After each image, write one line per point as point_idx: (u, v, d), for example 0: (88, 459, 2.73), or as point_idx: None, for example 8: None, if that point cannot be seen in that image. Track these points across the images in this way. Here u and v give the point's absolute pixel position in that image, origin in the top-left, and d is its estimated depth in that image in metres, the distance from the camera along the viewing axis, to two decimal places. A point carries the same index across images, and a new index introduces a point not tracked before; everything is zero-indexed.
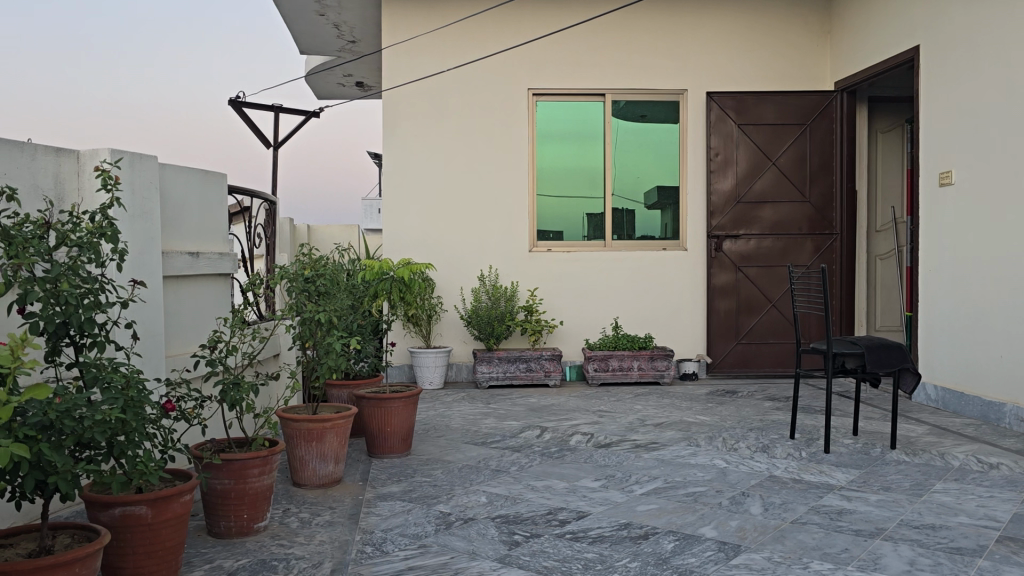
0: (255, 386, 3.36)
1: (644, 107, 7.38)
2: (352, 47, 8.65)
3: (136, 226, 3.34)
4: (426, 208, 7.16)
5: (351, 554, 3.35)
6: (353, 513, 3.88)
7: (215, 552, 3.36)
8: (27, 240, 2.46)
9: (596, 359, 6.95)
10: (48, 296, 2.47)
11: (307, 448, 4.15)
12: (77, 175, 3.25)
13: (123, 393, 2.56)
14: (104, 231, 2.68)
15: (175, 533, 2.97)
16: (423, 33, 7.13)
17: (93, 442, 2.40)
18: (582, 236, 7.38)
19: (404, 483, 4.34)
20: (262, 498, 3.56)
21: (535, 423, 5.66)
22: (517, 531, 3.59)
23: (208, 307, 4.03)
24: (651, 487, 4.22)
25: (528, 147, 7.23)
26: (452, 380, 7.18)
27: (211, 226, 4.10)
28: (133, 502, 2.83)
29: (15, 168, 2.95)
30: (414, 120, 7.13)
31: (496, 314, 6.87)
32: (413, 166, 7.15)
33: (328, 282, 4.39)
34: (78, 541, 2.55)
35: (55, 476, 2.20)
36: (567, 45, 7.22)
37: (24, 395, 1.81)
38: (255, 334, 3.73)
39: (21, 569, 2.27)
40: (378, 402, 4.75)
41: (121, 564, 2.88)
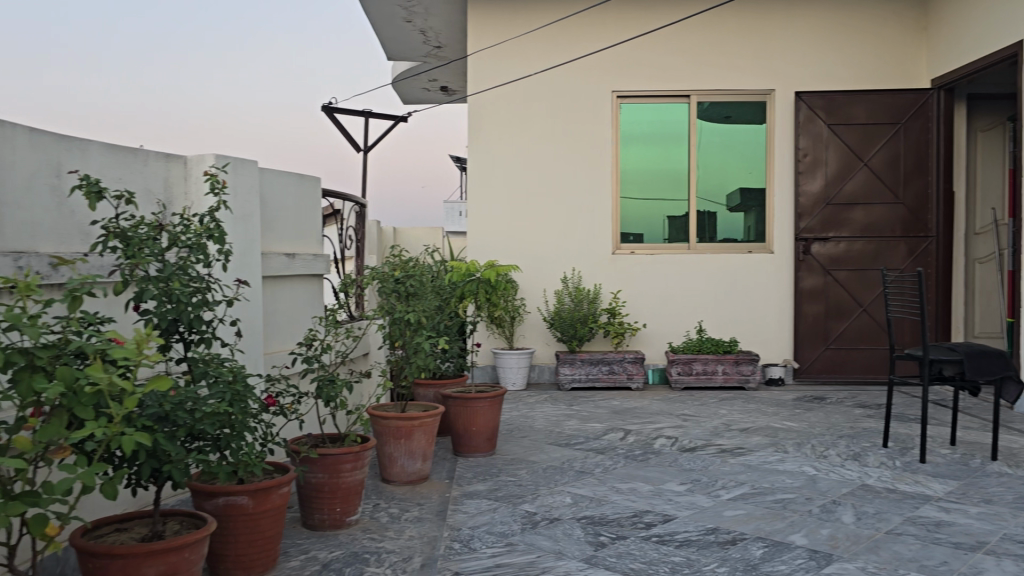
0: (349, 383, 3.46)
1: (729, 108, 7.28)
2: (438, 53, 8.79)
3: (239, 228, 3.48)
4: (510, 211, 7.24)
5: (439, 550, 3.41)
6: (441, 510, 3.96)
7: (309, 543, 3.48)
8: (143, 240, 2.60)
9: (679, 362, 6.89)
10: (162, 294, 2.61)
11: (396, 445, 4.24)
12: (184, 180, 3.41)
13: (230, 386, 2.67)
14: (212, 232, 2.81)
15: (273, 523, 3.08)
16: (506, 39, 7.20)
17: (204, 434, 2.52)
18: (664, 238, 7.33)
19: (489, 482, 4.39)
20: (354, 492, 3.66)
21: (619, 425, 5.64)
22: (603, 532, 3.59)
23: (304, 305, 4.17)
24: (738, 492, 4.16)
25: (611, 148, 7.21)
26: (535, 381, 7.23)
27: (306, 229, 4.23)
28: (236, 493, 2.96)
29: (129, 174, 3.12)
30: (498, 124, 7.21)
31: (579, 316, 6.88)
32: (497, 170, 7.23)
33: (416, 283, 4.47)
34: (187, 528, 2.68)
35: (169, 465, 2.33)
36: (653, 45, 7.18)
37: (148, 387, 1.95)
38: (349, 333, 3.83)
39: (136, 553, 2.38)
40: (465, 402, 4.81)
41: (224, 551, 3.01)
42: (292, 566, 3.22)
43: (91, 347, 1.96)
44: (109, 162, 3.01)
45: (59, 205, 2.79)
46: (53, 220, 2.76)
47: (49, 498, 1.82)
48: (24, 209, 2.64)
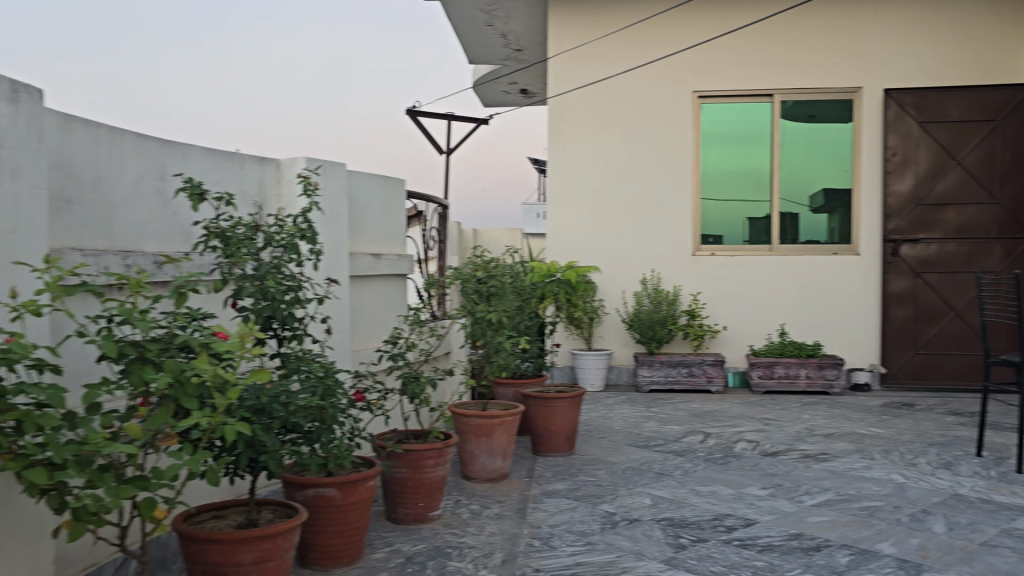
0: (432, 381, 3.54)
1: (813, 107, 7.13)
2: (518, 55, 8.86)
3: (329, 228, 3.60)
4: (589, 213, 7.25)
5: (519, 546, 3.46)
6: (521, 508, 4.01)
7: (393, 536, 3.57)
8: (241, 240, 2.73)
9: (761, 366, 6.77)
10: (258, 292, 2.73)
11: (477, 443, 4.31)
12: (277, 183, 3.54)
13: (321, 381, 2.75)
14: (304, 232, 2.91)
15: (359, 515, 3.17)
16: (585, 42, 7.22)
17: (297, 426, 2.62)
18: (744, 240, 7.21)
19: (569, 482, 4.42)
20: (437, 488, 3.73)
21: (699, 428, 5.59)
22: (683, 534, 3.57)
23: (389, 304, 4.28)
24: (823, 498, 4.08)
25: (692, 149, 7.15)
26: (613, 383, 7.21)
27: (391, 230, 4.34)
28: (324, 485, 3.06)
29: (227, 177, 3.26)
30: (577, 126, 7.24)
31: (658, 318, 6.83)
32: (575, 171, 7.25)
33: (498, 284, 4.54)
34: (279, 517, 2.79)
35: (265, 455, 2.43)
36: (736, 45, 7.07)
37: (250, 379, 2.04)
38: (432, 332, 3.90)
39: (233, 538, 2.49)
40: (544, 401, 4.85)
41: (313, 541, 3.12)
42: (377, 557, 3.32)
43: (196, 340, 2.05)
44: (209, 164, 3.16)
45: (164, 206, 2.94)
46: (157, 220, 2.91)
47: (158, 483, 1.91)
48: (133, 210, 2.80)
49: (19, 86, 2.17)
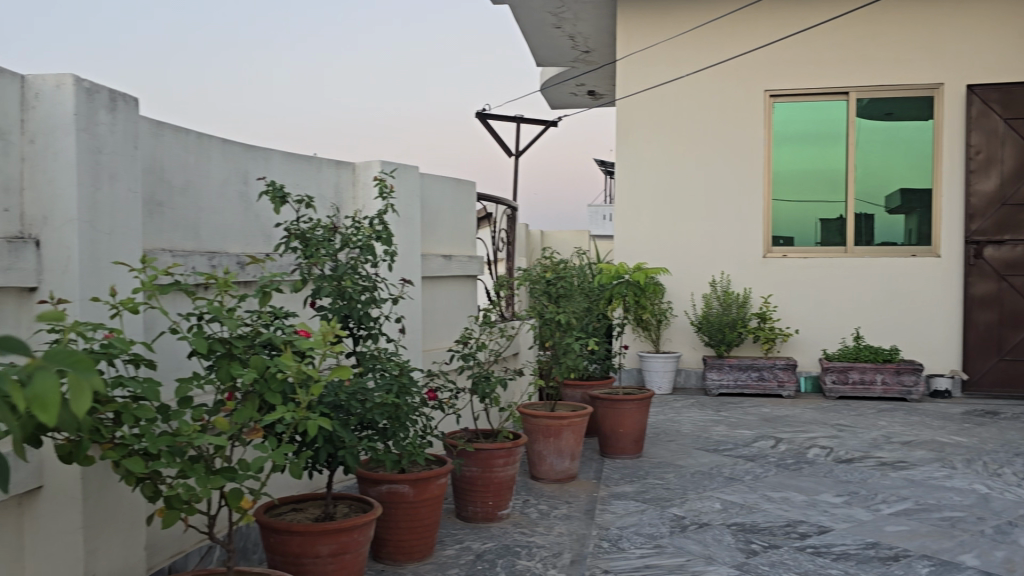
0: (503, 381, 3.57)
1: (890, 104, 6.93)
2: (586, 57, 8.86)
3: (403, 229, 3.68)
4: (657, 213, 7.21)
5: (588, 547, 3.46)
6: (589, 509, 4.02)
7: (463, 534, 3.62)
8: (320, 241, 2.81)
9: (834, 370, 6.62)
10: (335, 292, 2.81)
11: (545, 444, 4.34)
12: (353, 185, 3.62)
13: (396, 378, 2.81)
14: (380, 234, 2.98)
15: (430, 513, 3.22)
16: (655, 42, 7.18)
17: (373, 423, 2.68)
18: (815, 242, 7.08)
19: (637, 484, 4.40)
20: (506, 487, 3.77)
21: (770, 433, 5.50)
22: (754, 540, 3.53)
23: (459, 305, 4.34)
24: (901, 507, 3.97)
25: (764, 149, 7.03)
26: (681, 386, 7.14)
27: (461, 231, 4.39)
28: (397, 481, 3.13)
29: (306, 180, 3.36)
30: (645, 127, 7.21)
31: (727, 320, 6.77)
32: (644, 172, 7.23)
33: (567, 285, 4.55)
34: (354, 511, 2.86)
35: (343, 450, 2.50)
36: (811, 43, 6.93)
37: (332, 374, 2.10)
38: (503, 332, 3.93)
39: (310, 530, 2.57)
40: (612, 403, 4.86)
41: (386, 536, 3.19)
42: (447, 554, 3.37)
43: (279, 338, 2.13)
44: (289, 168, 3.27)
45: (247, 209, 3.05)
46: (241, 222, 3.02)
47: (244, 474, 1.99)
48: (219, 213, 2.91)
49: (117, 96, 2.29)
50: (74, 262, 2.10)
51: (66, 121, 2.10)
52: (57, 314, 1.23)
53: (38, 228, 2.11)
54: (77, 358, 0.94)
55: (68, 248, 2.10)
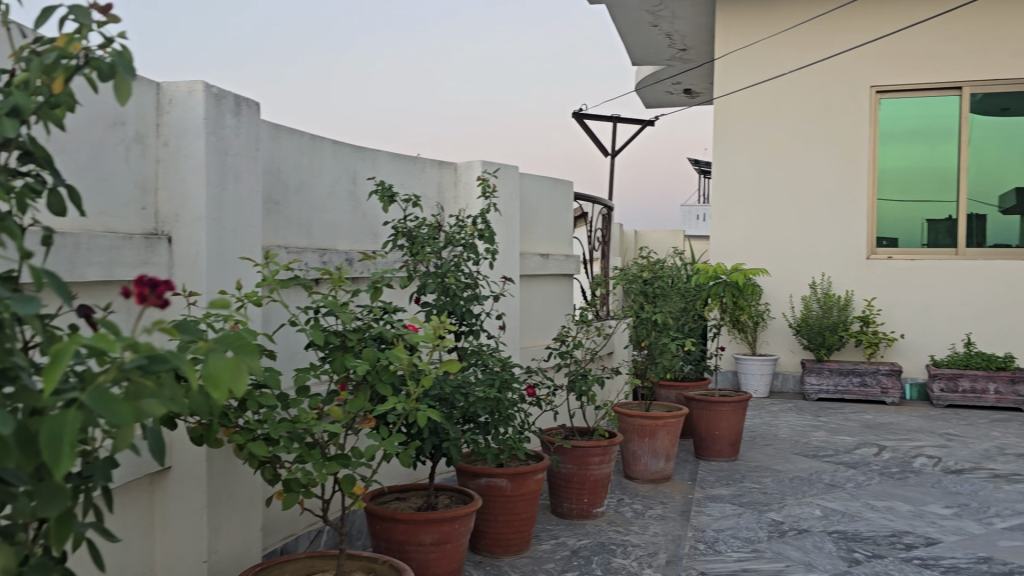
0: (600, 379, 3.59)
1: (1007, 99, 6.61)
2: (683, 55, 8.74)
3: (504, 227, 3.74)
4: (756, 213, 7.09)
5: (684, 548, 3.45)
6: (684, 510, 4.00)
7: (558, 530, 3.66)
8: (426, 239, 2.89)
9: (943, 378, 6.36)
10: (440, 288, 2.89)
11: (640, 443, 4.34)
12: (455, 185, 3.70)
13: (497, 373, 2.86)
14: (482, 232, 3.05)
15: (528, 507, 3.27)
16: (755, 41, 7.04)
17: (476, 415, 2.75)
18: (922, 243, 6.82)
19: (733, 487, 4.35)
20: (601, 485, 3.79)
21: (872, 440, 5.34)
22: (857, 549, 3.44)
23: (556, 303, 4.39)
24: (1015, 522, 3.79)
25: (870, 147, 6.80)
26: (778, 390, 7.00)
27: (559, 230, 4.44)
28: (495, 475, 3.18)
29: (411, 181, 3.47)
30: (744, 126, 7.10)
31: (828, 323, 6.59)
32: (741, 171, 7.12)
33: (664, 285, 4.53)
34: (455, 503, 2.93)
35: (448, 442, 2.58)
36: (921, 37, 6.67)
37: (441, 367, 2.15)
38: (600, 331, 3.94)
39: (413, 518, 2.65)
40: (708, 405, 4.84)
41: (485, 528, 3.26)
42: (543, 549, 3.42)
43: (390, 332, 2.20)
44: (394, 169, 3.36)
45: (356, 207, 3.17)
46: (350, 221, 3.14)
47: (357, 462, 2.07)
48: (329, 212, 3.03)
49: (242, 101, 2.42)
50: (203, 257, 2.25)
51: (196, 124, 2.25)
52: (226, 301, 1.29)
53: (170, 226, 2.25)
54: (244, 340, 1.02)
55: (198, 245, 2.25)
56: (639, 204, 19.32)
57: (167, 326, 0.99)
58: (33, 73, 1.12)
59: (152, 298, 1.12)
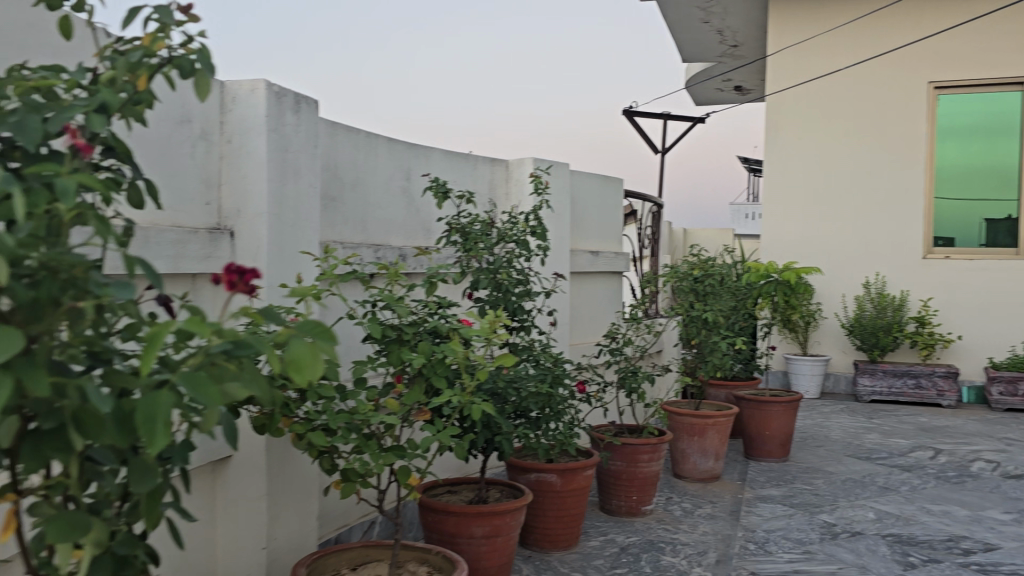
0: (650, 376, 3.59)
1: None
2: (734, 52, 8.64)
3: (555, 224, 3.76)
4: (809, 211, 6.98)
5: (734, 548, 3.42)
6: (734, 510, 3.97)
7: (607, 526, 3.66)
8: (479, 235, 2.92)
9: (1002, 381, 6.20)
10: (492, 284, 2.91)
11: (689, 442, 4.33)
12: (506, 181, 3.73)
13: (549, 369, 2.88)
14: (535, 229, 3.07)
15: (577, 503, 3.28)
16: (808, 37, 6.94)
17: (528, 410, 2.77)
18: (980, 242, 6.67)
19: (784, 488, 4.30)
20: (650, 483, 3.78)
21: (927, 443, 5.23)
22: (912, 553, 3.38)
23: (606, 301, 4.39)
24: None
25: (927, 145, 6.65)
26: (829, 391, 6.90)
27: (609, 228, 4.44)
28: (545, 470, 3.19)
29: (464, 178, 3.50)
30: (796, 124, 7.00)
31: (882, 324, 6.48)
32: (794, 170, 7.02)
33: (715, 283, 4.49)
34: (506, 497, 2.96)
35: (500, 436, 2.62)
36: (982, 32, 6.49)
37: (495, 361, 2.18)
38: (650, 328, 3.93)
39: (465, 511, 2.68)
40: (758, 405, 4.80)
41: (535, 523, 3.28)
42: (592, 545, 3.43)
43: (446, 326, 2.23)
44: (447, 165, 3.40)
45: (410, 204, 3.21)
46: (403, 218, 3.18)
47: (413, 453, 2.11)
48: (385, 207, 3.08)
49: (301, 99, 2.48)
50: (264, 250, 2.31)
51: (258, 121, 2.30)
52: None
53: (232, 221, 2.31)
54: (323, 328, 1.05)
55: (259, 239, 2.31)
56: (688, 203, 19.16)
57: (252, 313, 1.09)
58: (119, 72, 1.16)
59: (240, 285, 1.17)
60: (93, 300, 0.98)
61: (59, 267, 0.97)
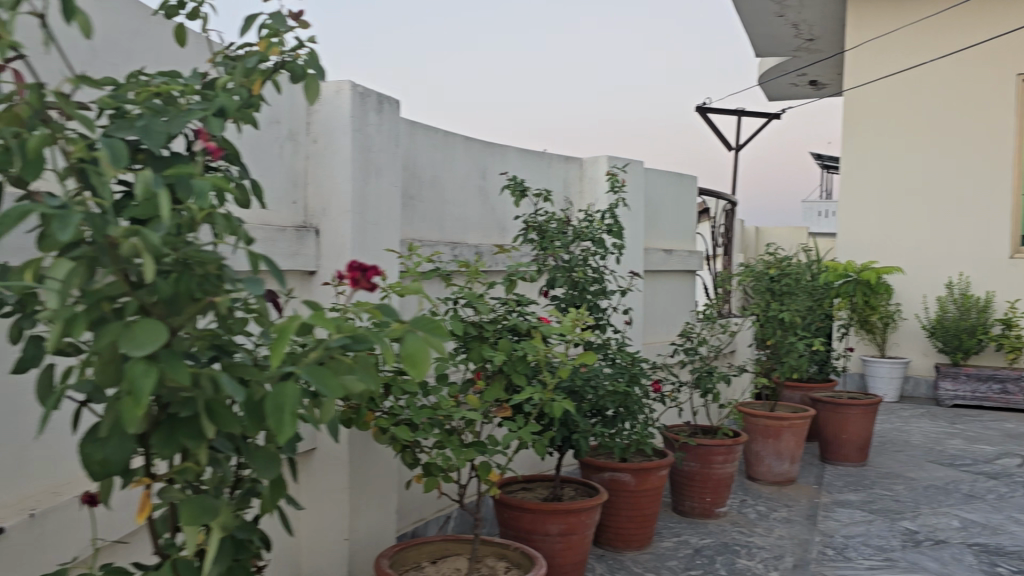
0: (726, 377, 3.54)
1: None
2: (809, 45, 8.44)
3: (631, 222, 3.75)
4: (886, 209, 6.80)
5: (812, 553, 3.35)
6: (811, 514, 3.89)
7: (680, 528, 3.63)
8: (556, 233, 2.93)
9: None
10: (568, 283, 2.92)
11: (764, 444, 4.25)
12: (580, 180, 3.73)
13: (626, 367, 2.87)
14: (612, 228, 3.08)
15: (651, 503, 3.26)
16: (889, 31, 6.74)
17: (604, 408, 2.78)
18: None
19: (863, 493, 4.20)
20: (724, 485, 3.73)
21: (1015, 450, 5.03)
22: (1000, 563, 3.26)
23: (680, 300, 4.35)
24: None
25: (1016, 140, 6.37)
26: (909, 395, 6.69)
27: (683, 226, 4.40)
28: (619, 470, 3.17)
29: (540, 175, 3.51)
30: (875, 120, 6.82)
31: (965, 326, 6.26)
32: (873, 167, 6.83)
33: (791, 282, 4.41)
34: (580, 495, 2.96)
35: (577, 434, 2.63)
36: None
37: (576, 360, 2.18)
38: (725, 328, 3.87)
39: (541, 508, 2.69)
40: (835, 407, 4.70)
41: (609, 522, 3.27)
42: (665, 546, 3.40)
43: (526, 324, 2.25)
44: (524, 163, 3.43)
45: (486, 202, 3.24)
46: (480, 216, 3.21)
47: (493, 449, 2.13)
48: (462, 206, 3.11)
49: (384, 99, 2.51)
50: (348, 248, 2.35)
51: (343, 122, 2.35)
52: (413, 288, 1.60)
53: (318, 219, 2.38)
54: (435, 323, 1.08)
55: (343, 237, 2.35)
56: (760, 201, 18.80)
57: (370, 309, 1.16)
58: (236, 77, 1.27)
59: (362, 283, 1.31)
60: (225, 297, 1.04)
61: (191, 262, 1.04)
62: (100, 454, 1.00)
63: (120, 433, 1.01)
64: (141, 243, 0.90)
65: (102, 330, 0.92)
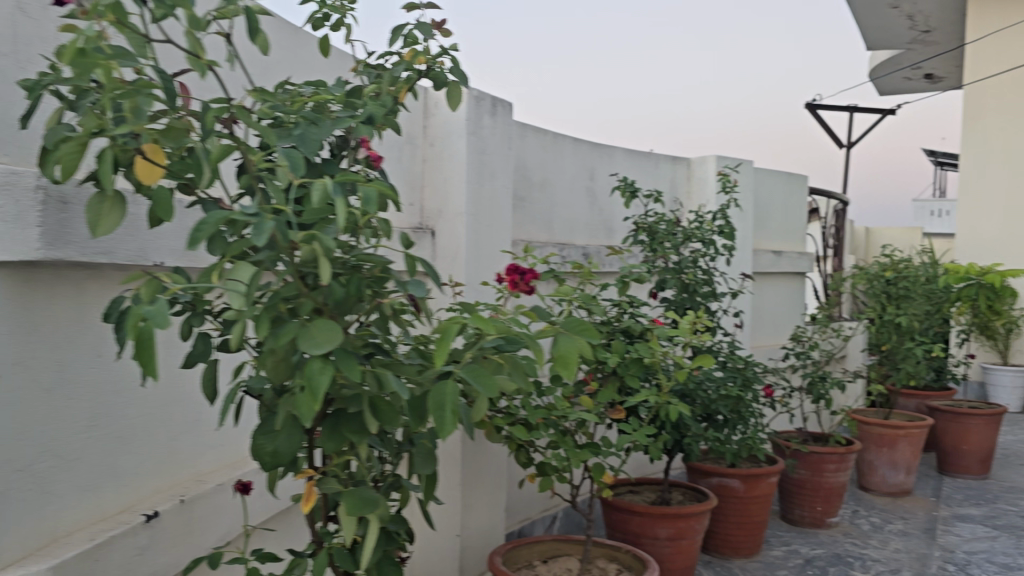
0: (840, 383, 3.42)
1: None
2: (925, 37, 8.06)
3: (739, 222, 3.68)
4: (1010, 209, 6.43)
5: (931, 568, 3.21)
6: (929, 528, 3.72)
7: (790, 537, 3.54)
8: (667, 234, 2.91)
9: None
10: (680, 285, 2.88)
11: (878, 454, 4.11)
12: (687, 180, 3.69)
13: (739, 371, 2.82)
14: (723, 229, 3.02)
15: (761, 510, 3.19)
16: (1012, 23, 6.40)
17: (716, 413, 2.74)
18: None
19: (985, 508, 3.99)
20: (836, 494, 3.61)
21: None
22: None
23: (789, 304, 4.25)
24: None
25: None
26: None
27: (794, 227, 4.28)
28: (728, 476, 3.12)
29: (647, 176, 3.48)
30: (996, 115, 6.45)
31: None
32: (995, 164, 6.47)
33: (908, 286, 4.22)
34: (689, 500, 2.93)
35: (687, 437, 2.61)
36: None
37: (694, 362, 2.14)
38: (838, 333, 3.75)
39: (650, 512, 2.67)
40: (955, 417, 4.49)
41: (716, 528, 3.22)
42: (774, 555, 3.32)
43: (639, 326, 2.25)
44: (631, 163, 3.41)
45: (594, 203, 3.24)
46: (587, 218, 3.21)
47: (607, 451, 2.12)
48: (571, 208, 3.12)
49: (498, 102, 2.54)
50: (463, 251, 2.40)
51: (459, 124, 2.39)
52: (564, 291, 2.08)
53: (435, 220, 2.44)
54: (584, 325, 1.12)
55: (458, 237, 2.40)
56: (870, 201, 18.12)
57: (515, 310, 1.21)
58: (381, 88, 1.38)
59: (520, 284, 1.74)
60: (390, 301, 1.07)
61: (358, 265, 1.11)
62: (272, 445, 1.05)
63: (291, 425, 1.07)
64: (319, 247, 0.95)
65: (282, 328, 0.98)
